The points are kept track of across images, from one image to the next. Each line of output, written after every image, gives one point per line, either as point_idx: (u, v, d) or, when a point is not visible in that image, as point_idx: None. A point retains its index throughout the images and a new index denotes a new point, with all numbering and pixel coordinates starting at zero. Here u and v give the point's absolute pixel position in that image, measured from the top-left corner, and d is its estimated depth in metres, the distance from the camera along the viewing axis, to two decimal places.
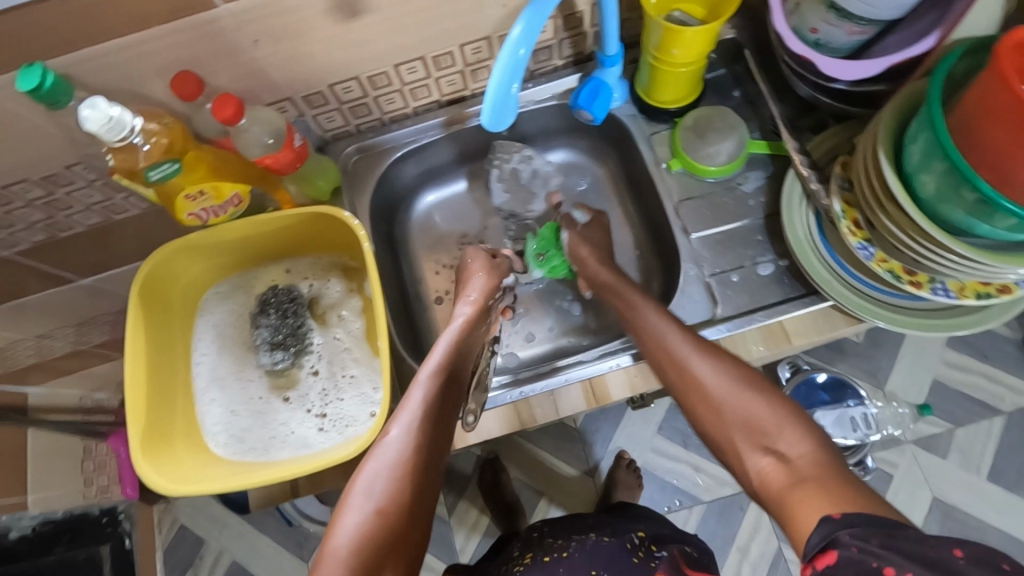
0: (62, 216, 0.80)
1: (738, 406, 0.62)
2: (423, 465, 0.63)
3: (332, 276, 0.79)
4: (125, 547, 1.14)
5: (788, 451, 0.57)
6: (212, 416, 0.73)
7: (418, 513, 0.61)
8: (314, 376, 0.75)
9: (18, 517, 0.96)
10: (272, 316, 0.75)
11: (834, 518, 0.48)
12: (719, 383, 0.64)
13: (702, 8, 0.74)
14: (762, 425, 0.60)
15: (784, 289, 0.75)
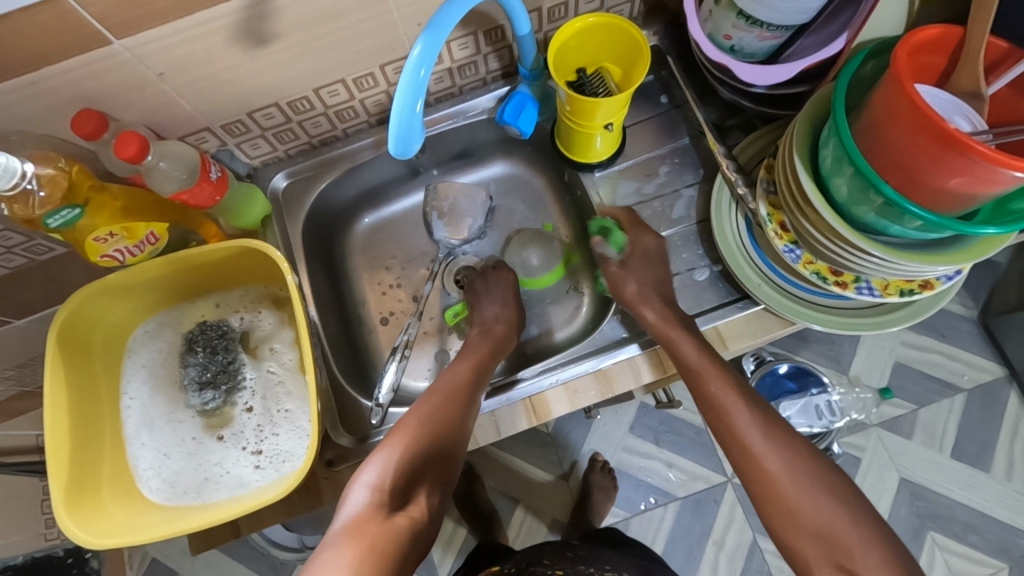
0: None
1: (808, 512, 0.58)
2: (468, 411, 0.68)
3: (264, 308, 0.77)
4: None
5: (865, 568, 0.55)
6: (144, 460, 0.71)
7: (457, 448, 0.65)
8: (248, 413, 0.73)
9: None
10: (200, 354, 0.74)
11: None
12: (783, 469, 0.60)
13: (618, 69, 0.78)
14: (841, 540, 0.56)
15: (720, 294, 0.76)
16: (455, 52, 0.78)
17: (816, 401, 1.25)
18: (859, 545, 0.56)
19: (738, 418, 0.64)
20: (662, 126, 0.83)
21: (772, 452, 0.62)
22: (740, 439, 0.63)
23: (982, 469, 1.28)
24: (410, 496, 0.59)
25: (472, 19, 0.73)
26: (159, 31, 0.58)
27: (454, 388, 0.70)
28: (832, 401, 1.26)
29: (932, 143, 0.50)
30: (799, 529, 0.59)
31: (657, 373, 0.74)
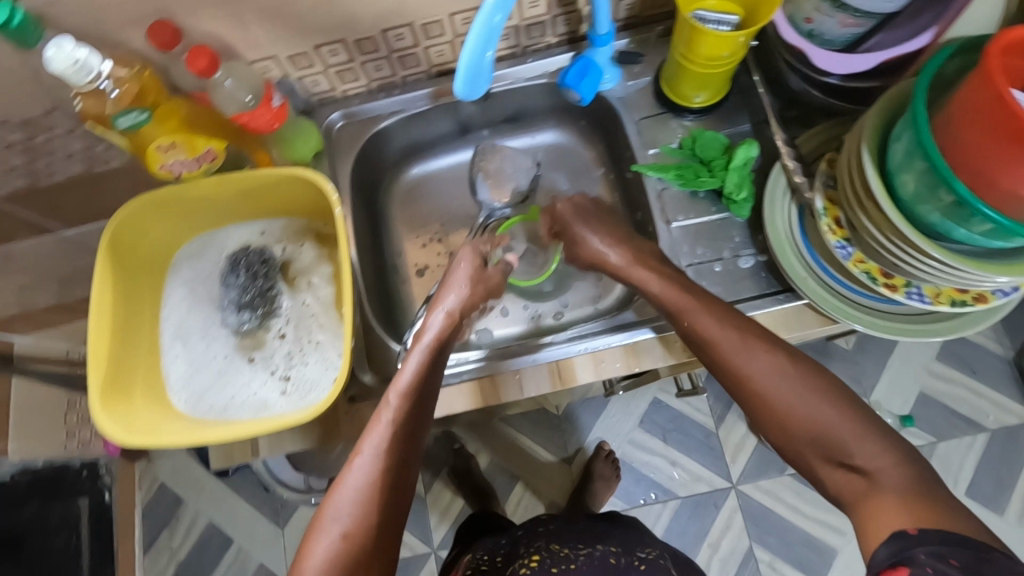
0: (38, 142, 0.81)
1: (779, 395, 0.60)
2: (392, 487, 0.60)
3: (306, 241, 0.78)
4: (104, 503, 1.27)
5: (869, 466, 0.55)
6: (176, 372, 0.73)
7: (388, 533, 0.59)
8: (280, 340, 0.74)
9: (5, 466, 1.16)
10: (241, 276, 0.75)
11: (909, 535, 0.50)
12: (752, 364, 0.61)
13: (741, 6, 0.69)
14: (837, 439, 0.57)
15: (760, 284, 0.74)
16: (524, 9, 0.77)
17: None
18: (858, 440, 0.56)
19: (702, 321, 0.64)
20: (722, 110, 0.81)
21: (855, 442, 0.56)
22: (723, 361, 0.62)
23: (994, 512, 1.25)
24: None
25: None
26: None
27: (373, 466, 0.60)
28: None
29: (1010, 143, 0.49)
30: (794, 435, 0.59)
31: (687, 352, 0.73)
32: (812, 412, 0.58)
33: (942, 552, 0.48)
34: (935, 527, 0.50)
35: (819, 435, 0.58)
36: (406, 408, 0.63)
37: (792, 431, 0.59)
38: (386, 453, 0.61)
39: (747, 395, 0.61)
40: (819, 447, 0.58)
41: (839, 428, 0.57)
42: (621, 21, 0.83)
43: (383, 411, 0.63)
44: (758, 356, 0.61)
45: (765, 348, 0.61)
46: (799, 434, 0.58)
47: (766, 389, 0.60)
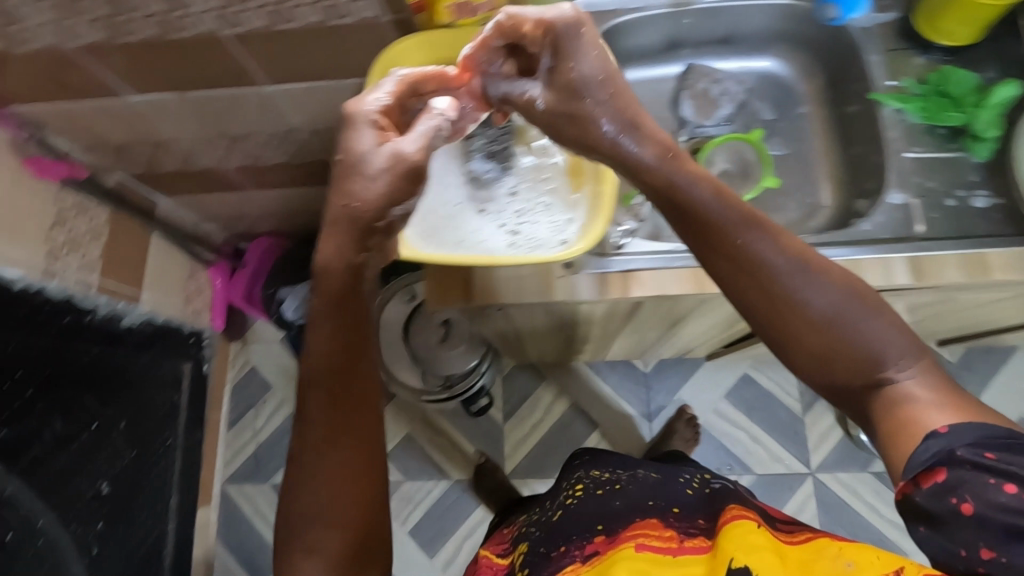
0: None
1: (801, 328, 0.69)
2: (352, 471, 0.70)
3: (542, 119, 0.91)
4: (199, 367, 1.81)
5: (900, 381, 0.68)
6: (420, 207, 0.84)
7: (371, 500, 0.72)
8: (511, 196, 0.86)
9: (121, 316, 1.43)
10: (488, 133, 0.87)
11: (939, 431, 0.63)
12: (768, 278, 0.70)
13: None
14: (873, 360, 0.68)
15: (992, 224, 0.94)
16: None
17: None
18: (878, 360, 0.68)
19: (759, 246, 0.70)
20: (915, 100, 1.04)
21: (890, 359, 0.68)
22: (779, 296, 0.70)
23: None
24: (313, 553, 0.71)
25: None
26: None
27: (329, 428, 0.69)
28: None
29: None
30: (834, 365, 0.70)
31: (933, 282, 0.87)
32: (848, 340, 0.68)
33: (980, 449, 0.61)
34: (962, 423, 0.63)
35: (824, 355, 0.70)
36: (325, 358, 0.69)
37: (842, 363, 0.69)
38: (329, 413, 0.69)
39: (777, 303, 0.69)
40: (829, 358, 0.69)
41: (835, 340, 0.69)
42: None
43: (321, 348, 0.70)
44: (772, 252, 0.69)
45: (777, 242, 0.70)
46: (822, 357, 0.69)
47: (826, 318, 0.68)
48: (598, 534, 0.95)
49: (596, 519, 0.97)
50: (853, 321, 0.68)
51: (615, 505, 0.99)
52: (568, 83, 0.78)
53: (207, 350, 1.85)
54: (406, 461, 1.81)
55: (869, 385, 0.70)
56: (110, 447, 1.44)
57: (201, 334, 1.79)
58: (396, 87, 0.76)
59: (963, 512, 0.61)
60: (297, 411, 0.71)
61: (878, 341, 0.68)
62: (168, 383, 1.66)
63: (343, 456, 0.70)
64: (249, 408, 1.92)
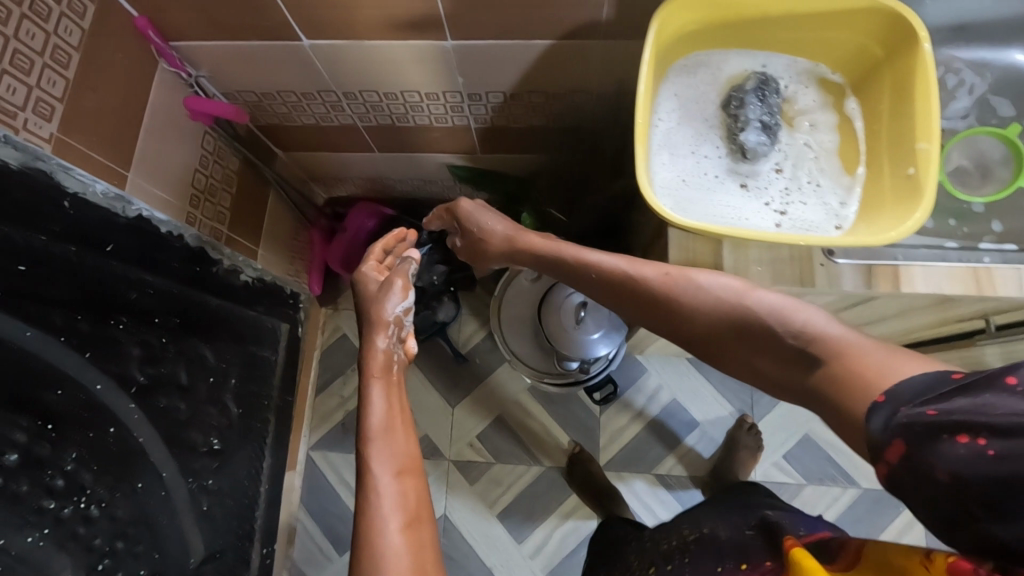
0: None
1: (694, 306, 0.82)
2: (384, 448, 0.85)
3: (809, 86, 0.90)
4: (295, 331, 1.77)
5: (819, 331, 0.71)
6: (662, 174, 0.86)
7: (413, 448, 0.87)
8: (776, 173, 0.86)
9: (247, 266, 1.48)
10: (757, 99, 0.86)
11: (879, 401, 0.60)
12: (663, 284, 0.85)
13: None
14: (807, 347, 0.71)
15: None
16: None
17: None
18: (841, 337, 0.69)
19: (648, 270, 0.88)
20: None
21: (788, 317, 0.73)
22: (649, 306, 0.87)
23: None
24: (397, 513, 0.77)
25: None
26: None
27: (377, 459, 0.84)
28: None
29: None
30: (722, 341, 0.81)
31: None
32: (760, 333, 0.76)
33: (923, 407, 0.56)
34: (910, 381, 0.60)
35: (785, 380, 0.74)
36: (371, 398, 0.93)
37: (733, 335, 0.79)
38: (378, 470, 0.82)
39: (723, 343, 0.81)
40: (787, 362, 0.73)
41: (752, 330, 0.77)
42: None
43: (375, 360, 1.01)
44: (688, 300, 0.83)
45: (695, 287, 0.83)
46: (778, 358, 0.74)
47: (745, 321, 0.77)
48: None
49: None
50: (784, 322, 0.74)
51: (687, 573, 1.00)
52: (507, 222, 1.14)
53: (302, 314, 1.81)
54: (497, 443, 1.78)
55: (803, 364, 0.72)
56: (220, 404, 1.41)
57: (298, 295, 1.75)
58: (376, 249, 1.22)
59: (909, 461, 0.55)
60: (410, 430, 0.91)
61: (770, 321, 0.75)
62: (267, 340, 1.63)
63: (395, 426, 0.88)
64: (337, 376, 1.89)
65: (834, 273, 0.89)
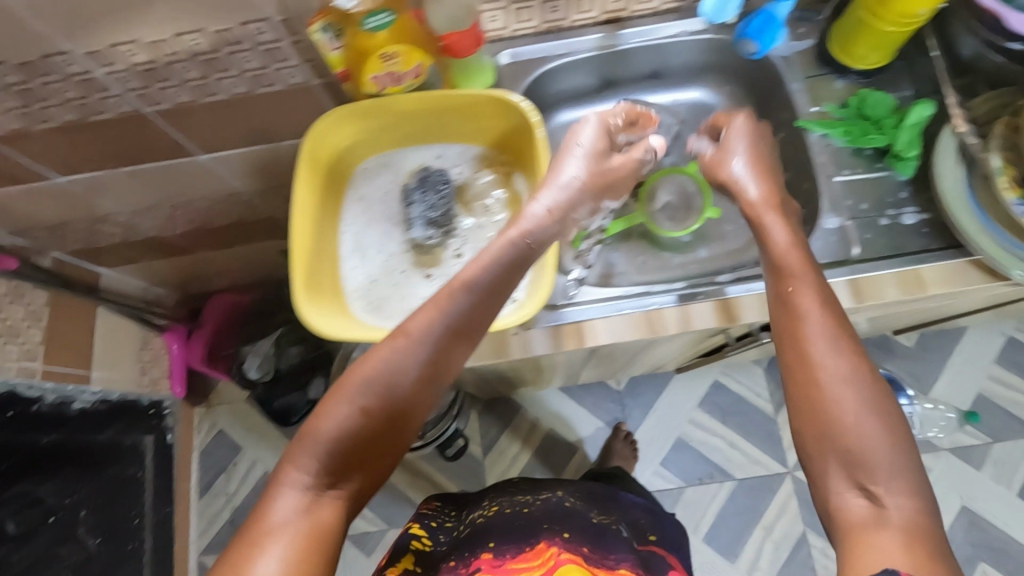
0: (224, 53, 0.83)
1: (837, 404, 0.62)
2: (321, 437, 0.62)
3: (486, 165, 0.80)
4: (163, 438, 1.71)
5: (889, 501, 0.59)
6: (353, 281, 0.76)
7: (378, 463, 0.64)
8: (457, 259, 0.77)
9: (81, 392, 1.45)
10: (427, 192, 0.75)
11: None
12: (826, 368, 0.63)
13: None
14: (869, 463, 0.60)
15: (928, 240, 0.77)
16: None
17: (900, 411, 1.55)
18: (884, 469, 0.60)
19: (809, 319, 0.66)
20: (886, 75, 0.85)
21: (887, 475, 0.59)
22: (798, 338, 0.66)
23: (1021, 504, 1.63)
24: (349, 478, 0.63)
25: None
26: None
27: (331, 426, 0.62)
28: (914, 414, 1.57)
29: None
30: (830, 440, 0.62)
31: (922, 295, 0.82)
32: (849, 434, 0.61)
33: None
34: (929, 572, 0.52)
35: (812, 378, 0.64)
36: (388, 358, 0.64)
37: (828, 422, 0.62)
38: (315, 461, 0.61)
39: (801, 368, 0.65)
40: (850, 463, 0.61)
41: (859, 418, 0.61)
42: None
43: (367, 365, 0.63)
44: (840, 357, 0.64)
45: (848, 353, 0.64)
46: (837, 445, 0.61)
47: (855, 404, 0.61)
48: (487, 550, 0.87)
49: (488, 535, 0.90)
50: (826, 424, 0.62)
51: (511, 535, 0.89)
52: (767, 207, 0.77)
53: (169, 419, 1.76)
54: (390, 508, 1.77)
55: (859, 474, 0.60)
56: (72, 541, 1.38)
57: (160, 404, 1.71)
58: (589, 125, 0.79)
59: None
60: (354, 403, 0.63)
61: (867, 442, 0.60)
62: (133, 456, 1.58)
63: (428, 371, 0.64)
64: (220, 472, 1.85)
65: (590, 328, 0.85)
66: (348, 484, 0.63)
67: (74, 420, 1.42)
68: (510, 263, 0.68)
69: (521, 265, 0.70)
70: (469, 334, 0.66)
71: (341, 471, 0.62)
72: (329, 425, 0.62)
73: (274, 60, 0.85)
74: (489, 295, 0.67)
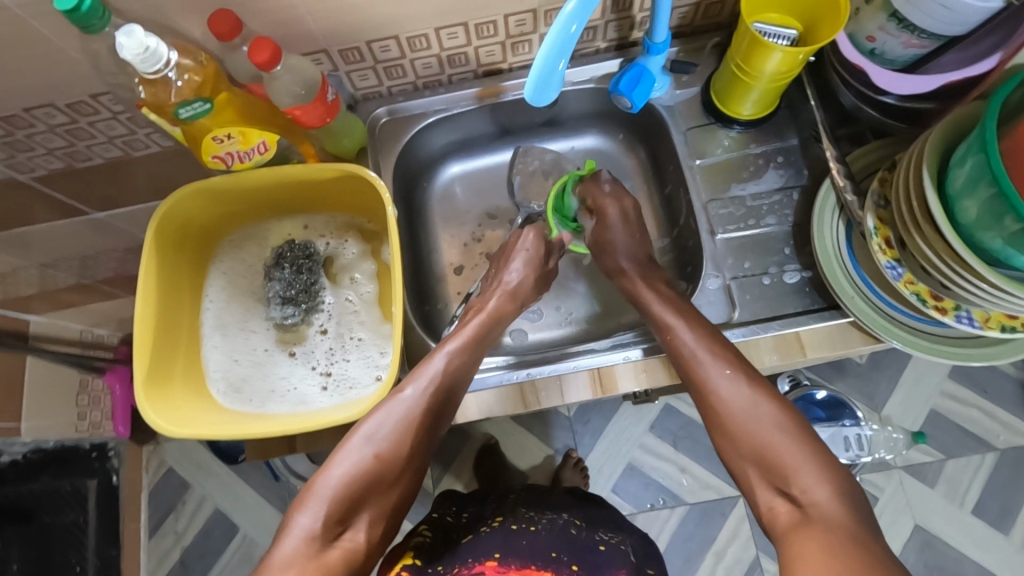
0: (85, 123, 0.80)
1: (751, 437, 0.65)
2: (359, 492, 0.63)
3: (350, 237, 0.78)
4: (111, 481, 1.35)
5: (808, 498, 0.59)
6: (214, 361, 0.73)
7: (370, 513, 0.64)
8: (321, 336, 0.74)
9: (11, 444, 1.12)
10: (286, 270, 0.74)
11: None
12: (738, 403, 0.67)
13: (798, 22, 0.70)
14: (785, 467, 0.62)
15: (805, 300, 0.74)
16: None
17: (846, 433, 1.35)
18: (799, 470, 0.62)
19: (702, 364, 0.69)
20: (772, 123, 0.81)
21: (798, 473, 0.61)
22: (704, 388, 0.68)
23: (999, 531, 1.36)
24: (356, 521, 0.63)
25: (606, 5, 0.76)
26: None
27: (348, 468, 0.63)
28: (862, 435, 1.36)
29: None
30: (745, 457, 0.65)
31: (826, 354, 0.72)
32: (751, 435, 0.65)
33: None
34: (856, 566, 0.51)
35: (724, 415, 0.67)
36: (406, 416, 0.67)
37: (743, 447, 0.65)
38: (338, 501, 0.62)
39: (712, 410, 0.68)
40: (767, 471, 0.64)
41: (774, 442, 0.64)
42: (697, 28, 0.82)
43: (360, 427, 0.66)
44: (727, 380, 0.68)
45: (736, 374, 0.68)
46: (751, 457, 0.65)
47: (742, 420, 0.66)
48: (490, 559, 0.75)
49: (491, 543, 0.77)
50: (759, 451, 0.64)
51: (513, 554, 0.76)
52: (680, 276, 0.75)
53: (117, 460, 1.39)
54: None
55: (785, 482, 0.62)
56: None
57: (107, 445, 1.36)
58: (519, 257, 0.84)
59: None
60: (396, 450, 0.65)
61: (781, 450, 0.63)
62: (76, 503, 1.26)
63: (426, 421, 0.68)
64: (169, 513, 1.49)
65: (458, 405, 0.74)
66: (355, 529, 0.62)
67: (8, 473, 1.13)
68: (467, 348, 0.73)
69: (476, 353, 0.74)
70: (449, 402, 0.69)
71: (350, 509, 0.62)
72: (340, 473, 0.63)
73: (139, 128, 0.81)
74: (472, 358, 0.73)
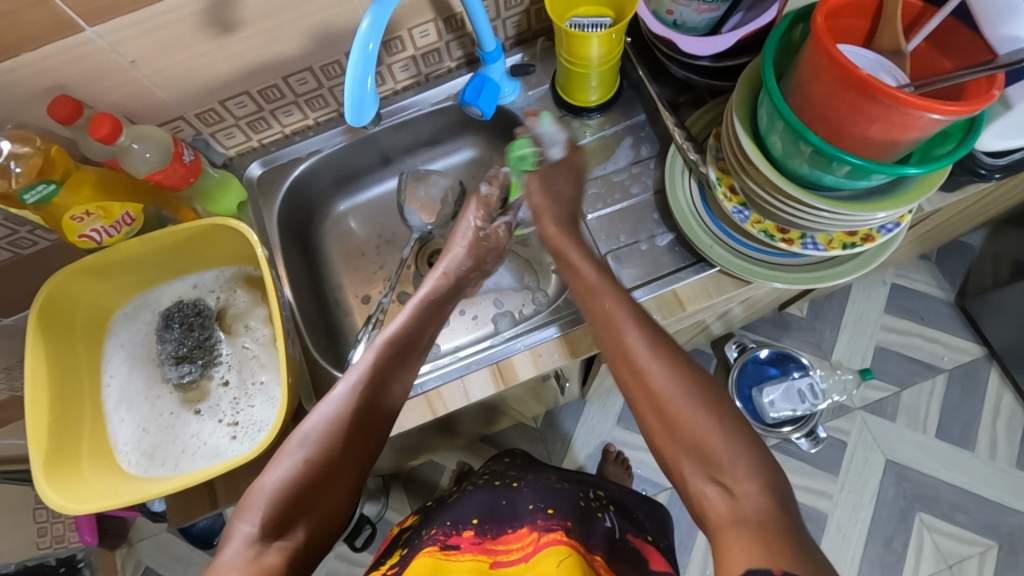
0: None
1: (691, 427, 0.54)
2: (305, 490, 0.57)
3: (239, 288, 0.80)
4: None
5: (739, 489, 0.51)
6: (123, 435, 0.74)
7: (314, 511, 0.57)
8: (224, 387, 0.76)
9: None
10: (176, 330, 0.77)
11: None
12: (672, 385, 0.57)
13: (608, 10, 0.76)
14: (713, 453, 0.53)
15: (677, 258, 0.78)
16: (417, 40, 0.82)
17: (799, 385, 1.31)
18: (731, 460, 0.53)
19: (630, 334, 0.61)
20: (619, 104, 0.87)
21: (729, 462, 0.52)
22: (631, 357, 0.59)
23: (965, 449, 1.35)
24: (298, 523, 0.56)
25: (437, 24, 0.81)
26: (158, 48, 0.66)
27: (292, 465, 0.57)
28: (814, 384, 1.33)
29: (852, 91, 0.53)
30: (679, 443, 0.55)
31: (707, 298, 0.76)
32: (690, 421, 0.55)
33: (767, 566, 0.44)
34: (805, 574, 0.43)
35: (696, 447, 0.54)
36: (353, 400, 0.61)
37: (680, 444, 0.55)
38: (275, 505, 0.55)
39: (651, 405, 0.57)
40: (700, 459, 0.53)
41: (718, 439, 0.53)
42: (535, 32, 0.89)
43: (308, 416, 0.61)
44: (658, 363, 0.58)
45: (668, 358, 0.58)
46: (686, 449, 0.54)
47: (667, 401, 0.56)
48: (469, 527, 0.71)
49: (471, 510, 0.75)
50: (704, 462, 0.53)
51: (493, 511, 0.74)
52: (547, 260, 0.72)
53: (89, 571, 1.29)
54: None
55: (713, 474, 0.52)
56: None
57: (75, 557, 1.28)
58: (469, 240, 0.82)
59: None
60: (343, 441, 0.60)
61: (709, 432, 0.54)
62: None
63: (364, 416, 0.62)
64: None
65: None
66: (298, 530, 0.56)
67: None
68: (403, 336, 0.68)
69: (412, 343, 0.69)
70: (388, 392, 0.64)
71: (291, 515, 0.56)
72: (280, 473, 0.57)
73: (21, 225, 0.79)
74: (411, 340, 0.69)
